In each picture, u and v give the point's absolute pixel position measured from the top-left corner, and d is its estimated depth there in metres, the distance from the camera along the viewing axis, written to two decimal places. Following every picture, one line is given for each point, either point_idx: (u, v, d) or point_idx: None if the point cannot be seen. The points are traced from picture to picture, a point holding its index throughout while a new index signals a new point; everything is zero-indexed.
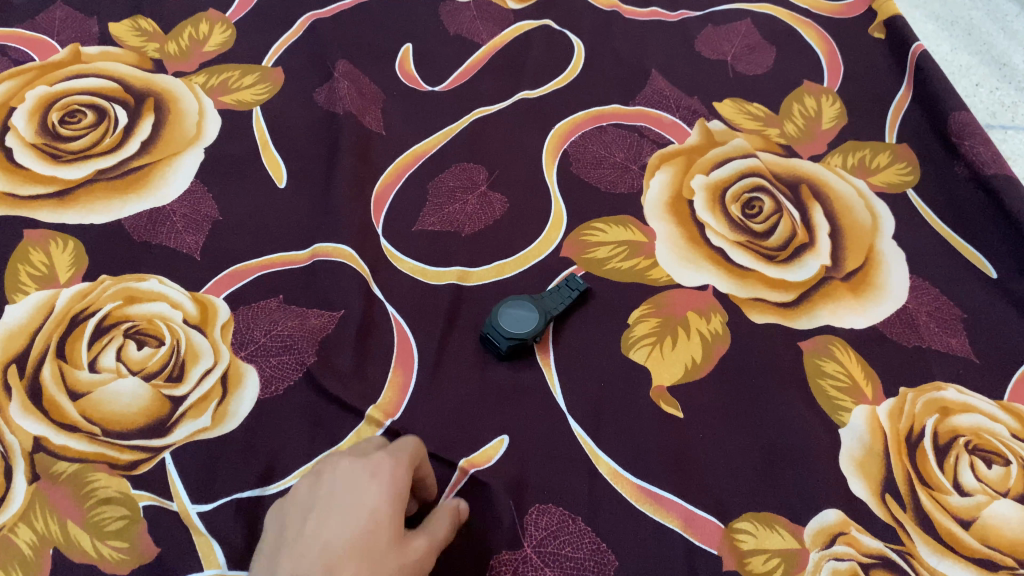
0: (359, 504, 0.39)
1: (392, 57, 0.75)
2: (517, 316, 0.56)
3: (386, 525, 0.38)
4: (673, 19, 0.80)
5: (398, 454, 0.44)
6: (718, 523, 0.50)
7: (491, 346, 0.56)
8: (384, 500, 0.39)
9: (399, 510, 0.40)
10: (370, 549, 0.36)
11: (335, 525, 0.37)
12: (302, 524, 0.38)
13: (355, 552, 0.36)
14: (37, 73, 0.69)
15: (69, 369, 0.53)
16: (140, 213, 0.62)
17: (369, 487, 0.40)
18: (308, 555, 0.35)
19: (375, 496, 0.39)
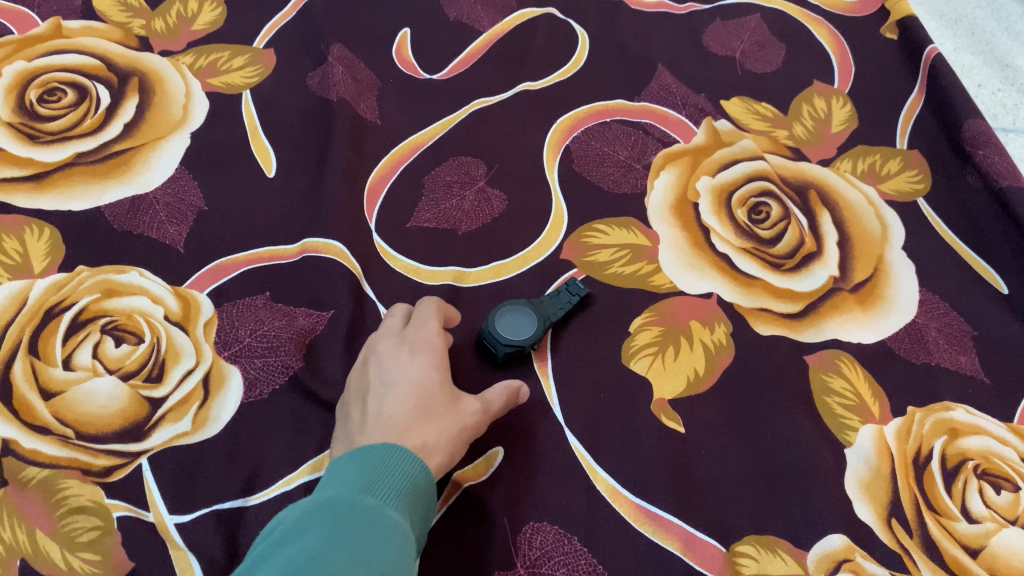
0: (408, 387, 0.46)
1: (389, 42, 0.72)
2: (517, 320, 0.54)
3: (435, 390, 0.47)
4: (681, 12, 0.77)
5: (430, 323, 0.51)
6: (720, 547, 0.49)
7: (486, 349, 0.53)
8: (428, 369, 0.48)
9: (442, 375, 0.48)
10: (425, 413, 0.45)
11: (394, 398, 0.46)
12: (367, 403, 0.47)
13: (414, 419, 0.45)
14: (16, 46, 0.65)
15: (42, 367, 0.50)
16: (122, 200, 0.59)
17: (412, 362, 0.48)
18: (378, 427, 0.44)
19: (420, 368, 0.48)
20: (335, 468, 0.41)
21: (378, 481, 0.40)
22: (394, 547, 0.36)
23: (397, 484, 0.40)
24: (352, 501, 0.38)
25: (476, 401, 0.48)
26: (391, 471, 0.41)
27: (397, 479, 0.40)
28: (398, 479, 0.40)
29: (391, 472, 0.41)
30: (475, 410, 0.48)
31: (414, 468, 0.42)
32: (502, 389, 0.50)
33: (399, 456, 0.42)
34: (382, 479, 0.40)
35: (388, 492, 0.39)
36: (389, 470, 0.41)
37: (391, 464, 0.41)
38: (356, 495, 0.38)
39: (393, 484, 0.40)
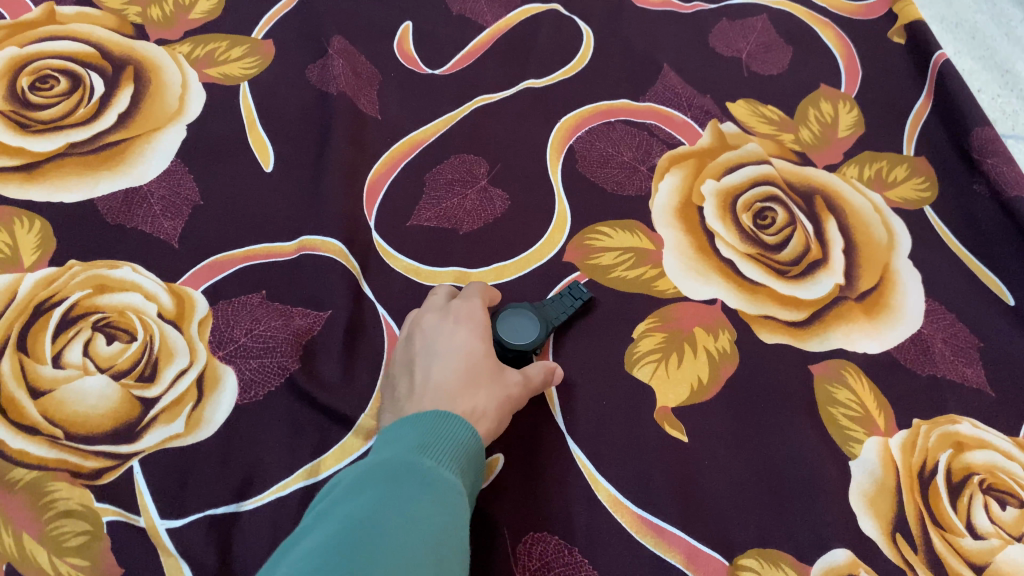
0: (455, 357, 0.46)
1: (390, 35, 0.70)
2: (519, 322, 0.52)
3: (480, 360, 0.47)
4: (687, 12, 0.76)
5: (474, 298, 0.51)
6: (722, 560, 0.48)
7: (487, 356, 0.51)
8: (473, 340, 0.47)
9: (487, 346, 0.48)
10: (473, 381, 0.45)
11: (442, 368, 0.45)
12: (413, 373, 0.46)
13: (462, 387, 0.44)
14: (8, 31, 0.64)
15: (31, 365, 0.49)
16: (115, 193, 0.58)
17: (457, 333, 0.48)
18: (426, 394, 0.43)
19: (466, 338, 0.47)
20: (387, 432, 0.40)
21: (433, 443, 0.38)
22: (452, 507, 0.35)
23: (452, 447, 0.39)
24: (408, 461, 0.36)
25: (519, 373, 0.48)
26: (446, 434, 0.39)
27: (452, 441, 0.39)
28: (453, 442, 0.39)
29: (444, 435, 0.39)
30: (518, 381, 0.47)
31: (468, 432, 0.40)
32: (539, 366, 0.50)
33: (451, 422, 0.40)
34: (438, 440, 0.38)
35: (443, 454, 0.38)
36: (442, 434, 0.39)
37: (444, 427, 0.40)
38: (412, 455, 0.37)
39: (449, 445, 0.39)
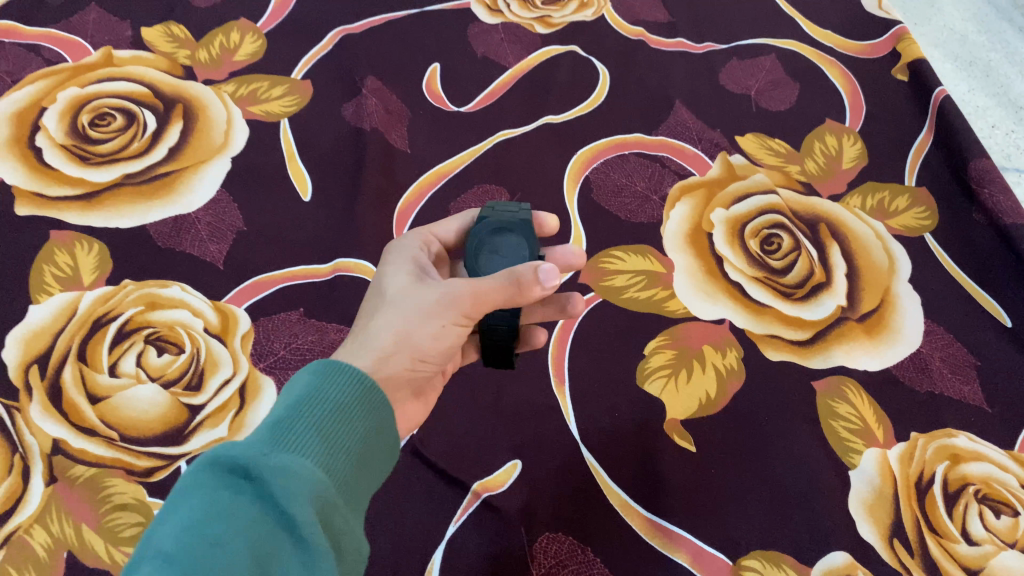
0: (370, 299, 0.47)
1: (420, 75, 0.75)
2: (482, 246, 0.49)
3: (389, 286, 0.46)
4: (699, 52, 0.80)
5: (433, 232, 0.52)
6: (727, 560, 0.51)
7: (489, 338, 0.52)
8: (387, 273, 0.47)
9: (417, 267, 0.47)
10: (377, 310, 0.45)
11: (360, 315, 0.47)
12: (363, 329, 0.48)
13: (362, 324, 0.45)
14: (69, 74, 0.70)
15: (90, 373, 0.54)
16: (166, 219, 0.63)
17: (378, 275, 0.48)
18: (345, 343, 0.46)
19: (380, 275, 0.48)
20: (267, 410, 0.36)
21: (298, 423, 0.35)
22: (319, 483, 0.32)
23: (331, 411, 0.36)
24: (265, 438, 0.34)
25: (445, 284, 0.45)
26: (322, 408, 0.36)
27: (328, 416, 0.36)
28: (327, 416, 0.36)
29: (324, 397, 0.37)
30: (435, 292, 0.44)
31: (351, 394, 0.38)
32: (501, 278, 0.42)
33: (337, 383, 0.38)
34: (308, 419, 0.35)
35: (319, 422, 0.35)
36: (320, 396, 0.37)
37: (323, 398, 0.36)
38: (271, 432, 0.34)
39: (320, 422, 0.35)
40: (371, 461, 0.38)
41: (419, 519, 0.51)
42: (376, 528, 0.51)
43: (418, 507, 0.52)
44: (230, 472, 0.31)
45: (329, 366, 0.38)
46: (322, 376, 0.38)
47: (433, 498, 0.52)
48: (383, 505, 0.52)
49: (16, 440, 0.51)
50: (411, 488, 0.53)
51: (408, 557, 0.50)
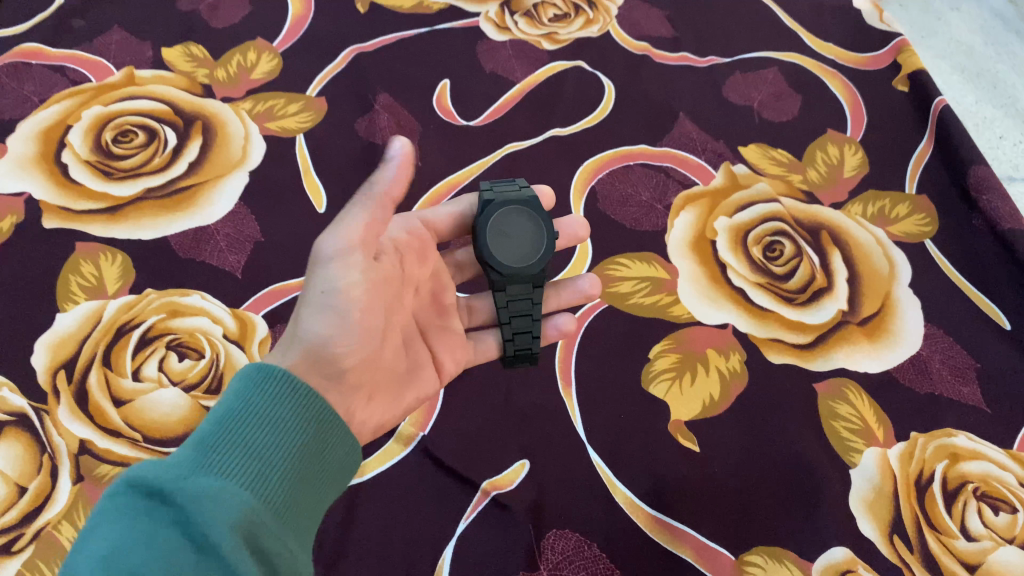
0: None
1: (430, 91, 0.78)
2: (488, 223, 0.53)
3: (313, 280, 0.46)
4: (703, 65, 0.82)
5: (418, 213, 0.55)
6: (729, 555, 0.53)
7: (513, 338, 0.56)
8: None
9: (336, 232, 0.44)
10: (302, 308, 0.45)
11: None
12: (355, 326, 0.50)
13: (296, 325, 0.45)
14: (93, 93, 0.72)
15: (114, 378, 0.56)
16: (186, 231, 0.65)
17: None
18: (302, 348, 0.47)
19: None
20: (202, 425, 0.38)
21: (226, 439, 0.37)
22: (245, 502, 0.35)
23: (262, 427, 0.38)
24: (191, 456, 0.36)
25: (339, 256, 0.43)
26: (251, 425, 0.38)
27: (255, 431, 0.38)
28: (256, 432, 0.38)
29: (254, 412, 0.39)
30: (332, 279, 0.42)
31: (280, 407, 0.40)
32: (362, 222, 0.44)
33: (270, 395, 0.40)
34: (235, 436, 0.37)
35: (246, 437, 0.38)
36: (252, 410, 0.39)
37: (252, 415, 0.39)
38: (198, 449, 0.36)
39: (248, 439, 0.37)
40: (313, 468, 0.40)
41: (431, 517, 0.53)
42: (390, 526, 0.53)
43: (430, 505, 0.54)
44: (147, 495, 0.33)
45: (261, 374, 0.40)
46: (254, 386, 0.40)
47: (444, 496, 0.54)
48: (395, 503, 0.54)
49: (44, 441, 0.54)
50: (424, 487, 0.54)
51: (420, 553, 0.52)
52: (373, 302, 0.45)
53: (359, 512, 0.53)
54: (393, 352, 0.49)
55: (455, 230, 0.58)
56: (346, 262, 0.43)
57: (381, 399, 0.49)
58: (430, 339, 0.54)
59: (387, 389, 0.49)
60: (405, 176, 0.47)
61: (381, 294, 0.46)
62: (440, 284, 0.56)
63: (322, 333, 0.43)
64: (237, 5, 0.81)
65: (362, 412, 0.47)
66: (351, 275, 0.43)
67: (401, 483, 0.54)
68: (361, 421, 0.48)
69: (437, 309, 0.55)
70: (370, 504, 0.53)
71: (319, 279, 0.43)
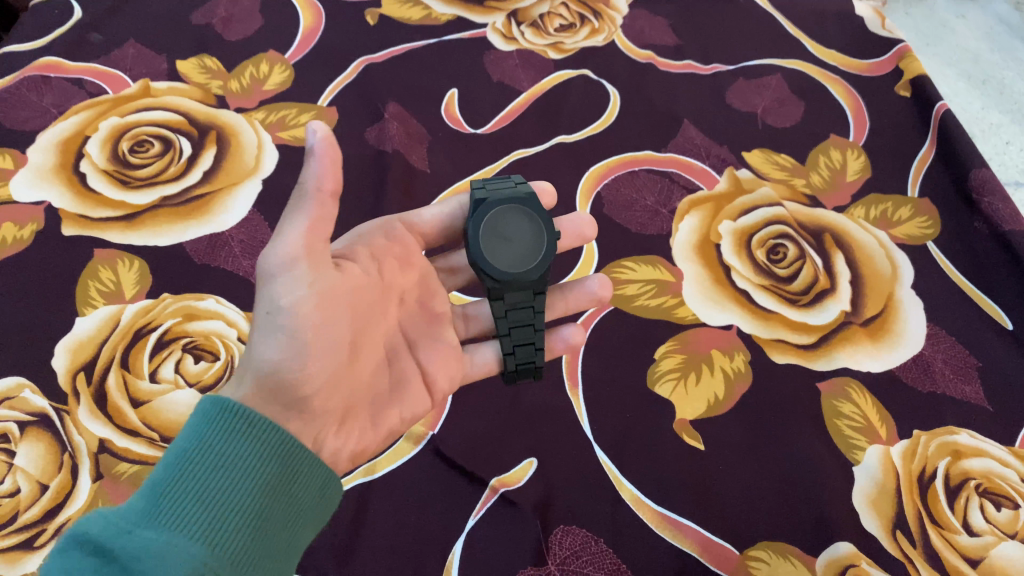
0: None
1: (439, 100, 0.79)
2: (489, 225, 0.52)
3: None
4: (706, 73, 0.83)
5: (400, 216, 0.55)
6: (733, 550, 0.53)
7: (515, 351, 0.55)
8: None
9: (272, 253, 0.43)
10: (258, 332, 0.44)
11: None
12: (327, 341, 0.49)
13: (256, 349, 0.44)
14: (110, 104, 0.74)
15: (132, 379, 0.58)
16: (201, 237, 0.67)
17: None
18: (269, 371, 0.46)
19: None
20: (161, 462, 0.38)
21: (178, 485, 0.36)
22: (195, 556, 0.34)
23: (218, 466, 0.38)
24: (141, 505, 0.35)
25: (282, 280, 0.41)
26: (205, 467, 0.37)
27: (208, 475, 0.37)
28: (210, 475, 0.37)
29: (211, 451, 0.38)
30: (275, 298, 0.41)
31: (237, 446, 0.38)
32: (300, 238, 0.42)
33: (227, 431, 0.38)
34: (187, 481, 0.37)
35: (201, 481, 0.37)
36: (209, 449, 0.38)
37: (208, 455, 0.38)
38: (150, 499, 0.36)
39: (201, 483, 0.37)
40: (280, 503, 0.39)
41: (441, 513, 0.54)
42: (400, 523, 0.54)
43: (439, 502, 0.55)
44: (90, 552, 0.33)
45: (218, 409, 0.39)
46: (210, 422, 0.39)
47: (453, 494, 0.55)
48: (406, 500, 0.55)
49: (65, 440, 0.55)
50: (434, 484, 0.56)
51: (430, 549, 0.53)
52: (330, 318, 0.43)
53: (370, 509, 0.54)
54: (368, 372, 0.47)
55: (442, 233, 0.57)
56: (293, 276, 0.41)
57: (358, 425, 0.47)
58: (417, 351, 0.53)
59: (364, 412, 0.47)
60: (337, 168, 0.43)
61: (339, 308, 0.44)
62: (427, 290, 0.55)
63: (275, 358, 0.41)
64: (249, 19, 0.83)
65: (336, 439, 0.45)
66: (298, 291, 0.41)
67: (411, 481, 0.56)
68: (337, 449, 0.45)
69: (427, 316, 0.55)
70: (380, 501, 0.54)
71: (267, 298, 0.41)
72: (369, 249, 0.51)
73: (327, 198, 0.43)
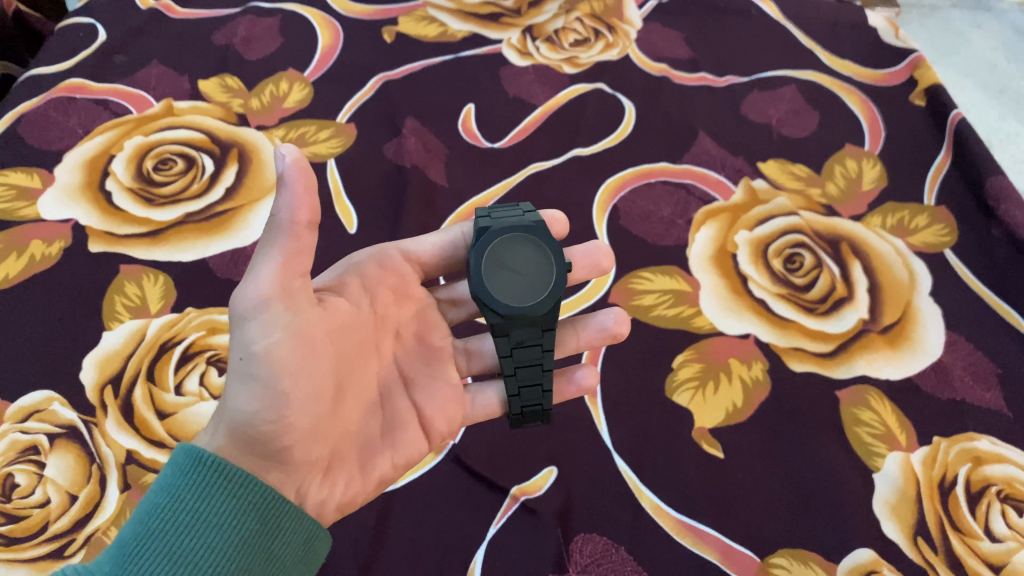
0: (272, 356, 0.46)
1: (456, 115, 0.80)
2: (496, 257, 0.51)
3: None
4: (721, 85, 0.84)
5: (396, 245, 0.56)
6: (755, 557, 0.53)
7: (520, 393, 0.54)
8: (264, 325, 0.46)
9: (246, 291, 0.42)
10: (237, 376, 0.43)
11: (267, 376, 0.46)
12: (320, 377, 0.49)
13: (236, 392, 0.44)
14: (134, 124, 0.76)
15: (158, 392, 0.59)
16: (224, 253, 0.68)
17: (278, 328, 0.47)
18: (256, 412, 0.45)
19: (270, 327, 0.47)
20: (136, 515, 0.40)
21: (143, 545, 0.38)
22: None
23: (189, 524, 0.39)
24: (108, 564, 0.37)
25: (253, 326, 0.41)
26: (173, 526, 0.39)
27: (175, 535, 0.38)
28: (176, 535, 0.38)
29: (182, 509, 0.39)
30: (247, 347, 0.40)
31: (206, 503, 0.39)
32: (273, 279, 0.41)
33: (201, 486, 0.40)
34: (153, 541, 0.38)
35: (169, 538, 0.38)
36: (183, 505, 0.39)
37: (176, 514, 0.39)
38: (116, 557, 0.37)
39: (166, 543, 0.38)
40: (256, 559, 0.40)
41: (462, 523, 0.55)
42: (422, 532, 0.54)
43: (460, 512, 0.55)
44: None
45: (192, 462, 0.40)
46: (184, 474, 0.40)
47: (474, 503, 0.56)
48: (427, 509, 0.55)
49: (93, 452, 0.56)
50: (454, 494, 0.56)
51: (450, 558, 0.53)
52: (306, 361, 0.42)
53: (391, 518, 0.55)
54: (353, 416, 0.47)
55: (442, 261, 0.58)
56: (266, 318, 0.41)
57: (345, 473, 0.46)
58: (414, 390, 0.53)
59: (352, 459, 0.47)
60: (312, 195, 0.41)
61: (317, 350, 0.43)
62: (426, 324, 0.56)
63: (249, 407, 0.40)
64: (269, 39, 0.84)
65: (320, 490, 0.45)
66: (271, 334, 0.41)
67: (431, 491, 0.56)
68: (322, 500, 0.45)
69: (425, 350, 0.55)
70: (401, 510, 0.55)
71: (241, 342, 0.41)
72: (360, 281, 0.51)
73: (302, 229, 0.42)
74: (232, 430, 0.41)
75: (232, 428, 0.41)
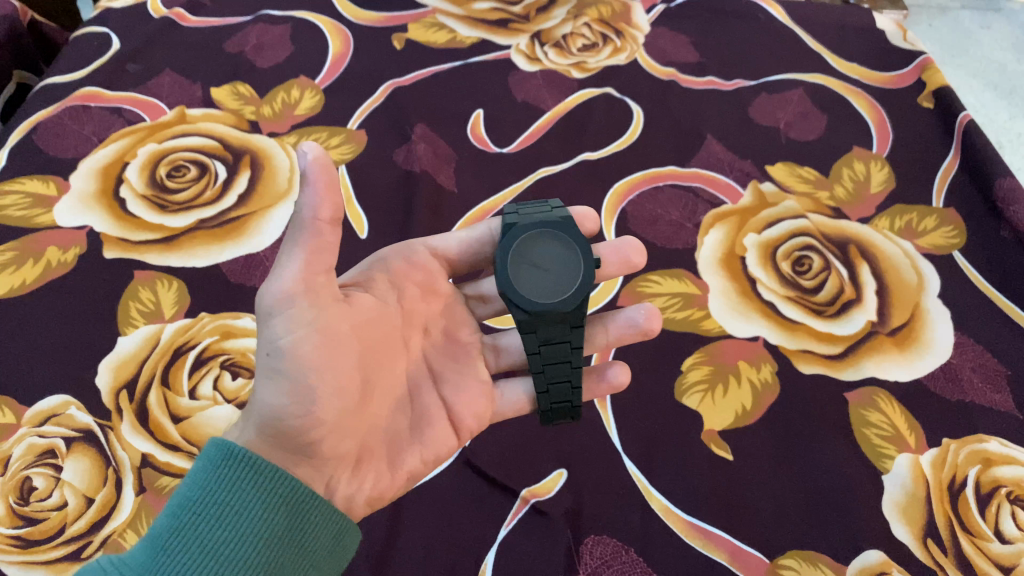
0: None
1: (465, 121, 0.81)
2: (525, 255, 0.52)
3: None
4: (728, 88, 0.84)
5: (424, 241, 0.56)
6: (764, 559, 0.54)
7: (549, 390, 0.54)
8: None
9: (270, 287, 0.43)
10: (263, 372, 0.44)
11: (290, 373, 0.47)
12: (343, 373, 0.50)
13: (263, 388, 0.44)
14: (147, 132, 0.76)
15: (172, 396, 0.60)
16: (237, 258, 0.69)
17: None
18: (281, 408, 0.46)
19: None
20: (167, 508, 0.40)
21: (175, 539, 0.38)
22: None
23: (220, 518, 0.40)
24: (141, 558, 0.38)
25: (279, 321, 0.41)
26: (205, 519, 0.39)
27: (207, 528, 0.39)
28: (208, 529, 0.39)
29: (213, 503, 0.40)
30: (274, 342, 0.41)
31: (236, 496, 0.40)
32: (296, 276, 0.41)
33: (233, 480, 0.40)
34: (186, 534, 0.39)
35: (201, 531, 0.39)
36: (213, 499, 0.40)
37: (207, 508, 0.40)
38: (150, 551, 0.38)
39: (199, 537, 0.39)
40: (286, 553, 0.41)
41: (473, 525, 0.55)
42: (434, 534, 0.55)
43: (472, 514, 0.56)
44: None
45: (223, 455, 0.41)
46: (215, 468, 0.40)
47: (485, 505, 0.56)
48: (438, 511, 0.56)
49: (109, 455, 0.57)
50: (465, 496, 0.57)
51: (461, 559, 0.54)
52: (331, 357, 0.43)
53: (403, 520, 0.55)
54: (377, 413, 0.48)
55: (471, 257, 0.58)
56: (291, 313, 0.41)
57: (372, 468, 0.47)
58: (442, 385, 0.53)
59: (379, 455, 0.48)
60: (334, 193, 0.42)
61: (342, 344, 0.43)
62: (454, 320, 0.56)
63: (277, 401, 0.41)
64: (280, 47, 0.85)
65: (349, 485, 0.46)
66: (296, 330, 0.41)
67: (442, 493, 0.57)
68: (350, 495, 0.46)
69: (452, 346, 0.55)
70: (412, 512, 0.56)
71: (267, 338, 0.41)
72: (383, 277, 0.52)
73: (325, 226, 0.42)
74: (260, 425, 0.42)
75: (260, 423, 0.42)
